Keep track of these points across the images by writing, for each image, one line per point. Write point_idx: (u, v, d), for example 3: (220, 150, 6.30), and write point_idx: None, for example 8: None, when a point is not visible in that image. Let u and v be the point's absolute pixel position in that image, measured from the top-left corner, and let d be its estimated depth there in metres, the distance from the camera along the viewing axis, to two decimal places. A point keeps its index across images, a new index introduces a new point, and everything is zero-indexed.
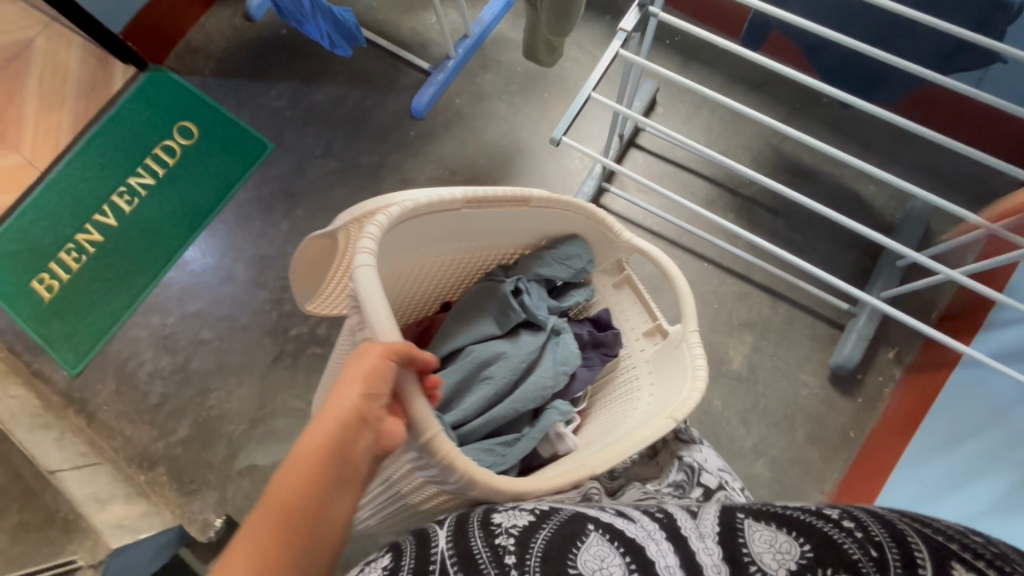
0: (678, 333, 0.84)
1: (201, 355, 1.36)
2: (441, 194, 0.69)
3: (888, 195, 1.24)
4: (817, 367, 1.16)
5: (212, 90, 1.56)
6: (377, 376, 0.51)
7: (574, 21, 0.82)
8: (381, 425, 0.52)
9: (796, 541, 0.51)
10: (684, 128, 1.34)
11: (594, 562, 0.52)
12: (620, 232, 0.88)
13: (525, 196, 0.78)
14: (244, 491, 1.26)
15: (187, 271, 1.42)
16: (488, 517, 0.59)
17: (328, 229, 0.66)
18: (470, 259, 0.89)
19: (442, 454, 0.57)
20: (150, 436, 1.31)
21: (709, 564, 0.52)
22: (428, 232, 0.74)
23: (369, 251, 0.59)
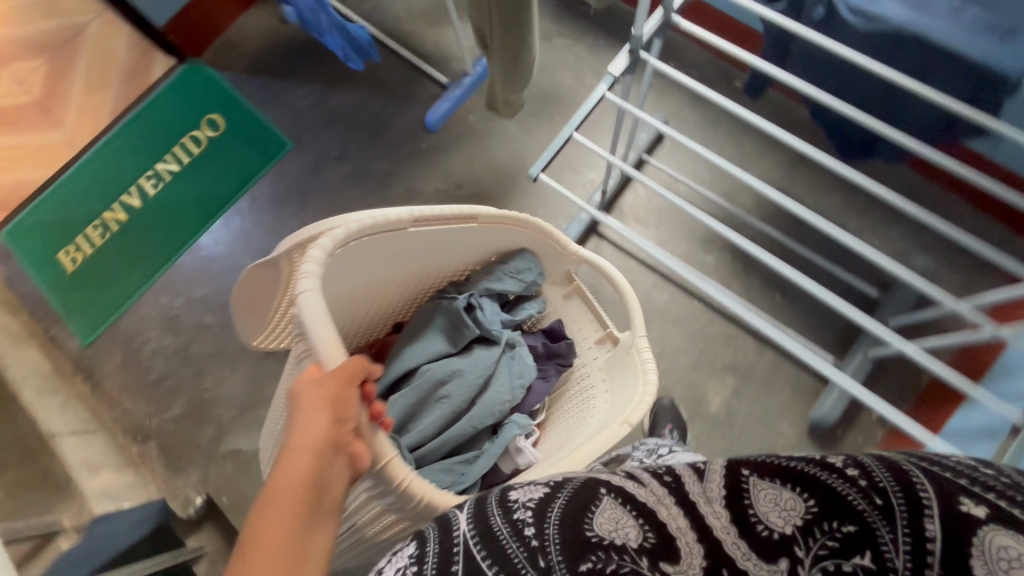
0: (628, 340, 0.89)
1: (202, 338, 1.42)
2: (387, 214, 0.74)
3: (892, 250, 1.21)
4: (796, 418, 1.15)
5: (242, 86, 1.64)
6: (341, 399, 0.56)
7: (526, 75, 0.88)
8: (352, 449, 0.55)
9: (803, 496, 0.46)
10: (689, 163, 1.34)
11: (608, 525, 0.50)
12: (568, 244, 0.92)
13: (476, 213, 0.83)
14: (226, 474, 1.32)
15: (199, 256, 1.49)
16: (505, 493, 0.55)
17: (270, 257, 0.71)
18: (422, 279, 0.92)
19: (398, 480, 0.62)
20: (147, 410, 1.38)
21: (720, 526, 0.48)
22: (378, 255, 0.79)
23: (311, 276, 0.65)
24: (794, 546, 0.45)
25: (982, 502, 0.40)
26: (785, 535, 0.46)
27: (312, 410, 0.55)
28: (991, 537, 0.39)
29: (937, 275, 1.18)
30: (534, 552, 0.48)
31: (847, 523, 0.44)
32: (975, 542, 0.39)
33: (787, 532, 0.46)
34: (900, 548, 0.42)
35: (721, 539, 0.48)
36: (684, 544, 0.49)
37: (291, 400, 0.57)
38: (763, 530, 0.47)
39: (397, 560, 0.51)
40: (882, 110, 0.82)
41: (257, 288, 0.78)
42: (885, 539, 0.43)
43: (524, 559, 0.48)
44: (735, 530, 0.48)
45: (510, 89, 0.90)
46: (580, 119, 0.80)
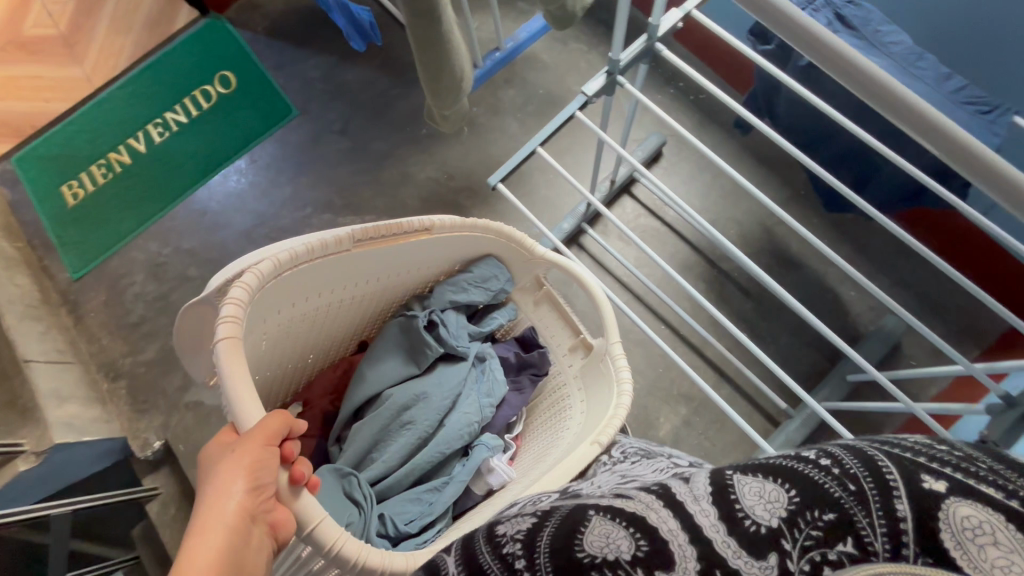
0: (602, 347, 0.85)
1: (183, 289, 1.46)
2: (322, 238, 0.74)
3: (867, 305, 1.20)
4: (742, 458, 1.15)
5: (258, 47, 1.65)
6: (258, 463, 0.54)
7: (457, 95, 0.81)
8: (270, 517, 0.54)
9: (784, 486, 0.37)
10: (681, 188, 1.32)
11: (600, 541, 0.40)
12: (533, 247, 0.89)
13: (424, 226, 0.81)
14: (186, 423, 1.35)
15: (193, 209, 1.53)
16: (491, 528, 0.48)
17: (200, 303, 0.69)
18: (381, 297, 0.91)
19: (328, 543, 0.59)
20: (121, 350, 1.42)
21: (709, 525, 0.37)
22: (319, 281, 0.78)
23: (230, 319, 0.63)
24: (780, 539, 0.36)
25: (942, 475, 0.34)
26: (773, 529, 0.36)
27: (224, 482, 0.52)
28: (954, 509, 0.33)
29: (908, 338, 1.16)
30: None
31: (828, 510, 0.36)
32: (940, 520, 0.33)
33: (774, 525, 0.36)
34: (878, 531, 0.34)
35: (711, 538, 0.37)
36: (677, 549, 0.38)
37: (203, 474, 0.54)
38: (751, 525, 0.37)
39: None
40: (857, 168, 0.81)
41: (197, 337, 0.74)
42: (862, 523, 0.35)
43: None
44: (725, 528, 0.37)
45: (444, 102, 0.81)
46: (546, 136, 0.83)
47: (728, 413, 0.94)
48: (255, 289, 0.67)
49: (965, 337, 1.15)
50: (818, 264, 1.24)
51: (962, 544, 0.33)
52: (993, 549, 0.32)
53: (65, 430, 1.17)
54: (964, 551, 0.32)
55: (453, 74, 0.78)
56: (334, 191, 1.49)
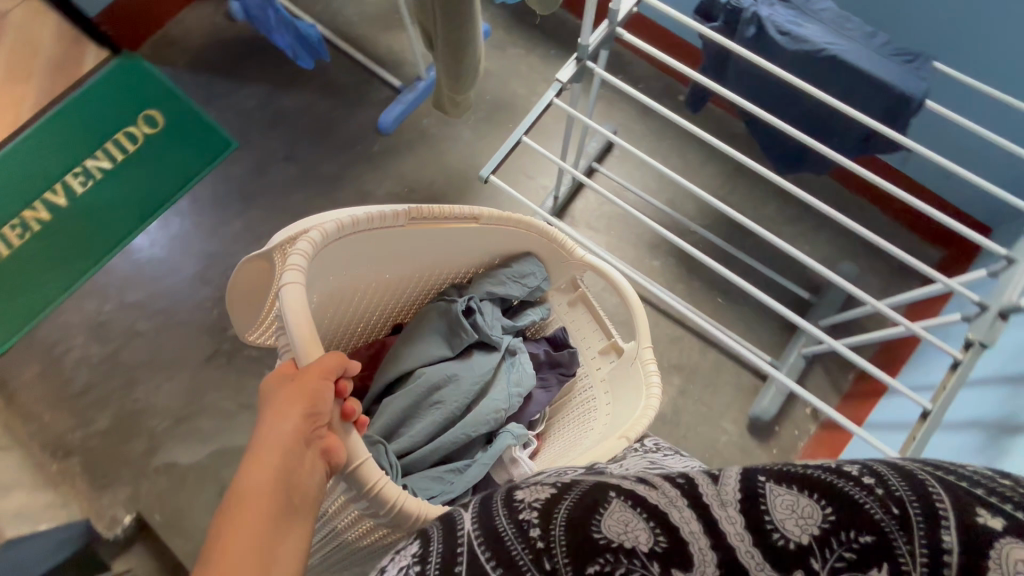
0: (633, 349, 0.85)
1: (133, 346, 1.33)
2: (383, 209, 0.71)
3: (821, 257, 1.29)
4: (738, 415, 1.20)
5: (183, 82, 1.57)
6: (318, 393, 0.53)
7: (470, 81, 0.84)
8: (324, 442, 0.52)
9: (820, 502, 0.40)
10: (637, 173, 1.38)
11: (619, 527, 0.44)
12: (573, 249, 0.87)
13: (475, 212, 0.79)
14: (158, 489, 1.23)
15: (133, 259, 1.41)
16: (510, 492, 0.50)
17: (261, 252, 0.65)
18: (420, 279, 0.88)
19: (370, 485, 0.55)
20: (68, 424, 1.27)
21: (733, 533, 0.41)
22: (369, 251, 0.75)
23: (297, 267, 0.59)
24: (809, 557, 0.39)
25: (1000, 514, 0.36)
26: (802, 546, 0.39)
27: (283, 406, 0.52)
28: (1007, 551, 0.35)
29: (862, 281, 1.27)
30: (539, 554, 0.43)
31: (865, 533, 0.38)
32: (991, 558, 0.35)
33: (804, 541, 0.40)
34: (918, 560, 0.37)
35: (733, 545, 0.41)
36: (698, 550, 0.41)
37: (262, 399, 0.54)
38: (779, 539, 0.40)
39: (401, 560, 0.48)
40: (815, 127, 0.87)
41: (246, 292, 0.74)
42: (902, 551, 0.37)
43: (528, 561, 0.43)
44: (752, 538, 0.41)
45: (459, 89, 0.85)
46: (531, 125, 0.85)
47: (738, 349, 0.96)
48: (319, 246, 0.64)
49: (909, 272, 1.26)
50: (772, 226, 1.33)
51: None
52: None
53: (18, 521, 1.01)
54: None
55: (472, 56, 0.80)
56: (289, 220, 1.43)
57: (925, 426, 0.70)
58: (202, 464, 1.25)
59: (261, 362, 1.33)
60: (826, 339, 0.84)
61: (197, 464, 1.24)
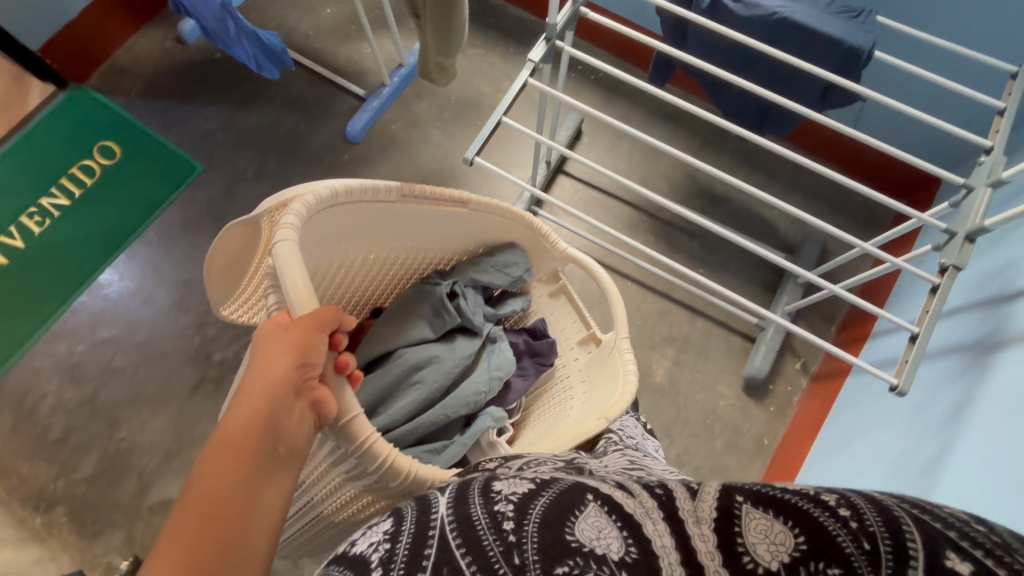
0: (609, 341, 0.85)
1: (113, 385, 1.28)
2: (375, 182, 0.69)
3: (790, 219, 1.35)
4: (732, 379, 1.23)
5: (138, 112, 1.52)
6: (308, 343, 0.51)
7: (456, 44, 0.89)
8: (314, 394, 0.51)
9: (793, 530, 0.40)
10: (607, 156, 1.41)
11: (592, 533, 0.43)
12: (556, 241, 0.88)
13: (463, 196, 0.78)
14: (154, 530, 1.17)
15: (102, 295, 1.35)
16: (488, 482, 0.50)
17: (247, 217, 0.63)
18: (406, 259, 0.87)
19: (363, 439, 0.54)
20: (49, 474, 1.20)
21: (705, 551, 0.42)
22: (357, 224, 0.73)
23: (291, 228, 0.57)
24: None
25: (968, 556, 0.35)
26: (771, 572, 0.39)
27: (271, 352, 0.50)
28: None
29: (831, 238, 1.33)
30: (510, 547, 0.42)
31: (833, 566, 0.38)
32: None
33: (773, 568, 0.39)
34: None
35: (704, 564, 0.41)
36: (666, 562, 0.42)
37: (251, 344, 0.52)
38: (749, 562, 0.40)
39: (372, 535, 0.47)
40: (780, 86, 0.91)
41: (224, 263, 0.69)
42: None
43: (499, 555, 0.42)
44: (722, 558, 0.41)
45: (445, 50, 0.89)
46: (508, 106, 0.88)
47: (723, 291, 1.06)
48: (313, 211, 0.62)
49: (873, 225, 1.33)
50: (740, 195, 1.38)
51: None
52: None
53: None
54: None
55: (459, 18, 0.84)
56: None
57: (916, 348, 0.72)
58: None
59: None
60: (824, 285, 0.87)
61: None
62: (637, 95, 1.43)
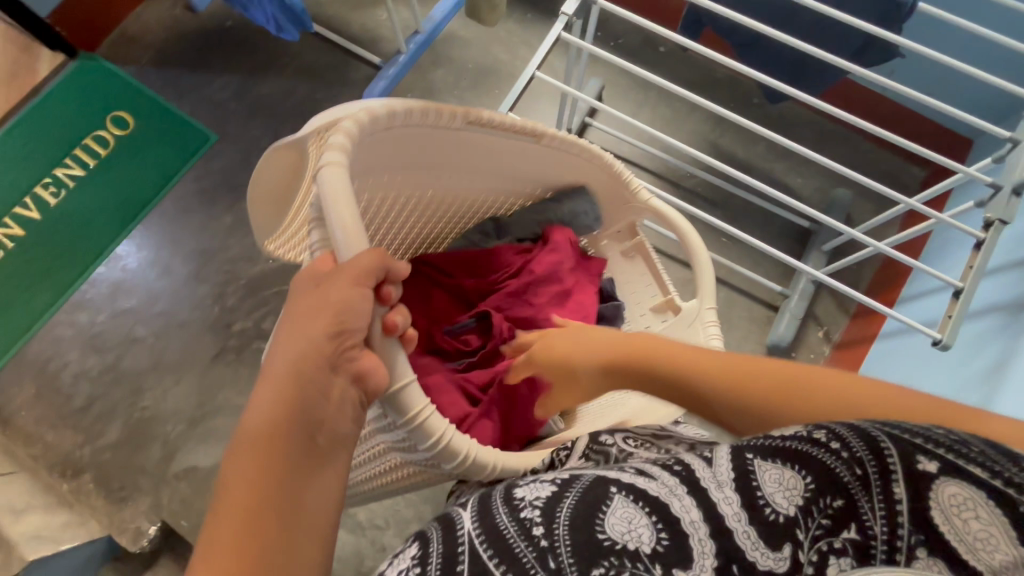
0: (692, 311, 0.81)
1: (134, 353, 1.28)
2: (442, 105, 0.68)
3: (814, 187, 1.33)
4: (755, 347, 1.23)
5: (149, 81, 1.50)
6: (346, 305, 0.48)
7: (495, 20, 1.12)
8: (356, 365, 0.48)
9: (801, 473, 0.42)
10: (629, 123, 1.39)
11: (622, 526, 0.43)
12: (639, 190, 0.86)
13: (537, 130, 0.76)
14: (180, 496, 1.18)
15: (120, 266, 1.34)
16: (510, 489, 0.49)
17: (296, 138, 0.61)
18: (463, 203, 0.87)
19: (413, 410, 0.52)
20: (75, 442, 1.21)
21: (731, 514, 0.42)
22: (417, 152, 0.72)
23: (337, 149, 0.56)
24: (794, 530, 0.41)
25: (936, 457, 0.39)
26: (789, 518, 0.41)
27: (307, 322, 0.48)
28: (942, 491, 0.39)
29: (855, 207, 1.32)
30: (543, 552, 0.42)
31: (837, 498, 0.41)
32: (930, 499, 0.39)
33: (791, 514, 0.41)
34: (878, 516, 0.40)
35: (732, 528, 0.42)
36: (697, 540, 0.42)
37: (290, 301, 0.51)
38: (771, 513, 0.41)
39: (399, 563, 0.45)
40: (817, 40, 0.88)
41: (272, 185, 0.69)
42: (865, 509, 0.41)
43: (533, 559, 0.42)
44: (747, 516, 0.42)
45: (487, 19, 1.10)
46: (541, 60, 0.89)
47: (754, 243, 1.04)
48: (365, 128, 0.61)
49: (901, 191, 1.30)
50: (763, 163, 1.36)
51: (949, 520, 0.38)
52: (975, 522, 0.38)
53: (37, 543, 0.96)
54: (951, 525, 0.38)
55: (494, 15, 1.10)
56: None
57: (959, 304, 0.73)
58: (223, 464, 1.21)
59: None
60: (868, 242, 0.86)
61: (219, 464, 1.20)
62: (658, 62, 1.40)
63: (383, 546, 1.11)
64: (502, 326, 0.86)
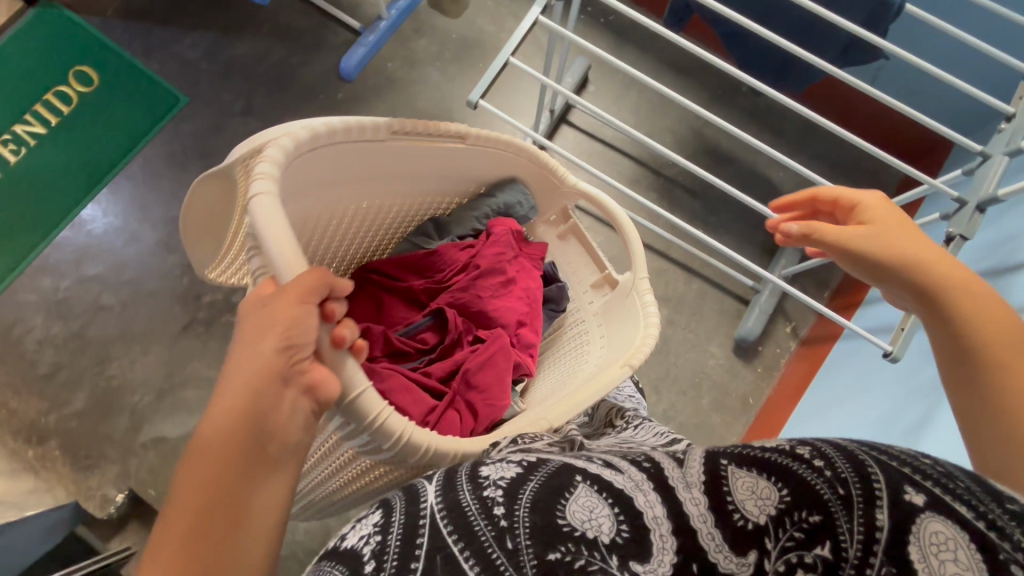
0: (627, 283, 0.83)
1: (101, 321, 1.26)
2: (362, 120, 0.67)
3: (794, 182, 1.33)
4: (723, 339, 1.25)
5: (115, 34, 1.42)
6: (293, 322, 0.47)
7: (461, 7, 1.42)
8: (308, 377, 0.47)
9: (776, 484, 0.42)
10: (614, 106, 1.35)
11: (582, 514, 0.42)
12: (564, 176, 0.88)
13: (461, 130, 0.77)
14: (149, 465, 1.19)
15: (85, 231, 1.30)
16: (474, 467, 0.47)
17: (220, 168, 0.60)
18: (402, 208, 0.87)
19: (374, 415, 0.52)
20: (41, 408, 1.20)
21: (696, 515, 0.42)
22: (352, 166, 0.72)
23: (266, 178, 0.54)
24: (764, 537, 0.41)
25: (923, 491, 0.39)
26: (759, 526, 0.41)
27: (255, 338, 0.47)
28: (925, 524, 0.38)
29: None
30: (502, 532, 0.40)
31: (814, 513, 0.40)
32: (912, 531, 0.38)
33: (761, 522, 0.41)
34: (854, 539, 0.39)
35: (697, 528, 0.42)
36: (658, 536, 0.42)
37: (238, 320, 0.49)
38: (739, 519, 0.41)
39: (360, 528, 0.43)
40: (802, 37, 0.86)
41: (203, 217, 0.67)
42: (843, 528, 0.39)
43: (491, 539, 0.40)
44: (714, 518, 0.42)
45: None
46: (514, 47, 0.89)
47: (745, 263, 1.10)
48: (296, 149, 0.60)
49: (879, 190, 1.30)
50: (745, 154, 1.34)
51: (926, 557, 0.37)
52: (951, 564, 0.37)
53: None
54: (926, 562, 0.37)
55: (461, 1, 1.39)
56: None
57: None
58: (191, 435, 1.21)
59: None
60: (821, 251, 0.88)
61: (187, 435, 1.20)
62: (647, 44, 1.35)
63: (348, 520, 1.14)
64: (456, 320, 0.85)
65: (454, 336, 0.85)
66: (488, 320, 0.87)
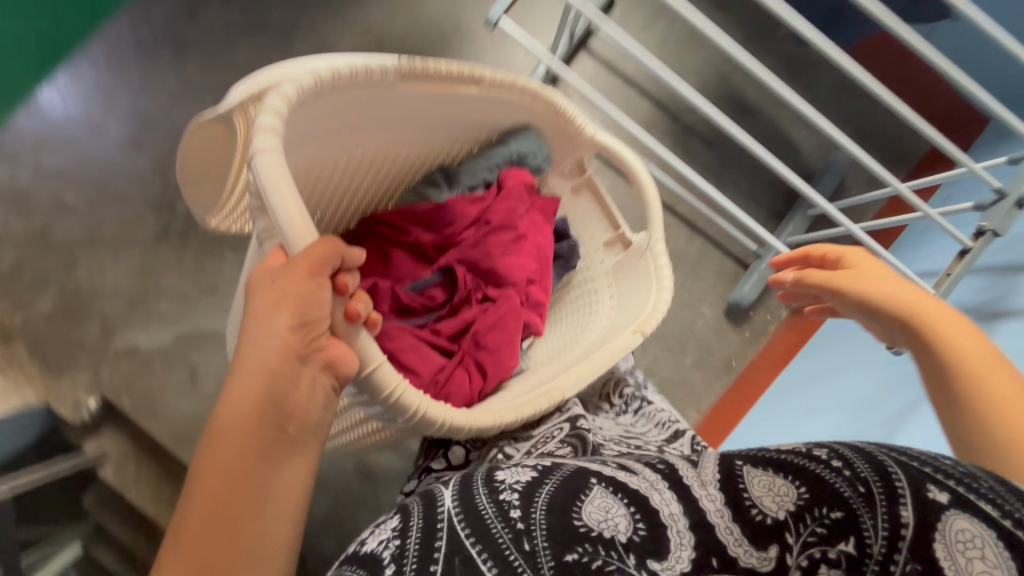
0: (641, 243, 0.79)
1: (65, 220, 1.17)
2: (368, 61, 0.59)
3: (815, 143, 1.26)
4: (716, 301, 1.23)
5: None
6: (304, 297, 0.45)
7: None
8: (325, 354, 0.46)
9: (794, 483, 0.42)
10: (639, 36, 1.23)
11: (599, 514, 0.42)
12: (583, 126, 0.79)
13: (476, 73, 0.68)
14: (122, 374, 1.16)
15: (43, 118, 1.17)
16: (491, 472, 0.48)
17: (219, 111, 0.55)
18: (408, 156, 0.79)
19: (391, 389, 0.49)
20: (3, 306, 1.14)
21: (713, 509, 0.42)
22: (360, 113, 0.65)
23: (271, 131, 0.48)
24: (784, 532, 0.41)
25: (946, 488, 0.38)
26: (778, 522, 0.41)
27: (268, 314, 0.45)
28: (950, 522, 0.37)
29: (852, 172, 1.25)
30: (519, 534, 0.41)
31: (835, 509, 0.41)
32: (937, 530, 0.37)
33: (780, 517, 0.41)
34: (879, 535, 0.39)
35: (715, 522, 0.42)
36: (676, 532, 0.42)
37: (247, 297, 0.47)
38: (757, 514, 0.42)
39: (378, 533, 0.43)
40: None
41: (202, 157, 0.62)
42: (866, 525, 0.40)
43: (509, 541, 0.40)
44: (731, 514, 0.42)
45: None
46: None
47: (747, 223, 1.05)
48: (303, 97, 0.53)
49: (900, 163, 1.25)
50: (770, 107, 1.25)
51: (951, 554, 0.37)
52: (979, 562, 0.36)
53: None
54: (953, 559, 0.37)
55: None
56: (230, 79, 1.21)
57: None
58: (165, 348, 1.18)
59: (219, 243, 1.21)
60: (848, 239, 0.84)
61: (161, 347, 1.16)
62: None
63: None
64: (465, 277, 0.81)
65: (464, 294, 0.81)
66: (498, 278, 0.82)
